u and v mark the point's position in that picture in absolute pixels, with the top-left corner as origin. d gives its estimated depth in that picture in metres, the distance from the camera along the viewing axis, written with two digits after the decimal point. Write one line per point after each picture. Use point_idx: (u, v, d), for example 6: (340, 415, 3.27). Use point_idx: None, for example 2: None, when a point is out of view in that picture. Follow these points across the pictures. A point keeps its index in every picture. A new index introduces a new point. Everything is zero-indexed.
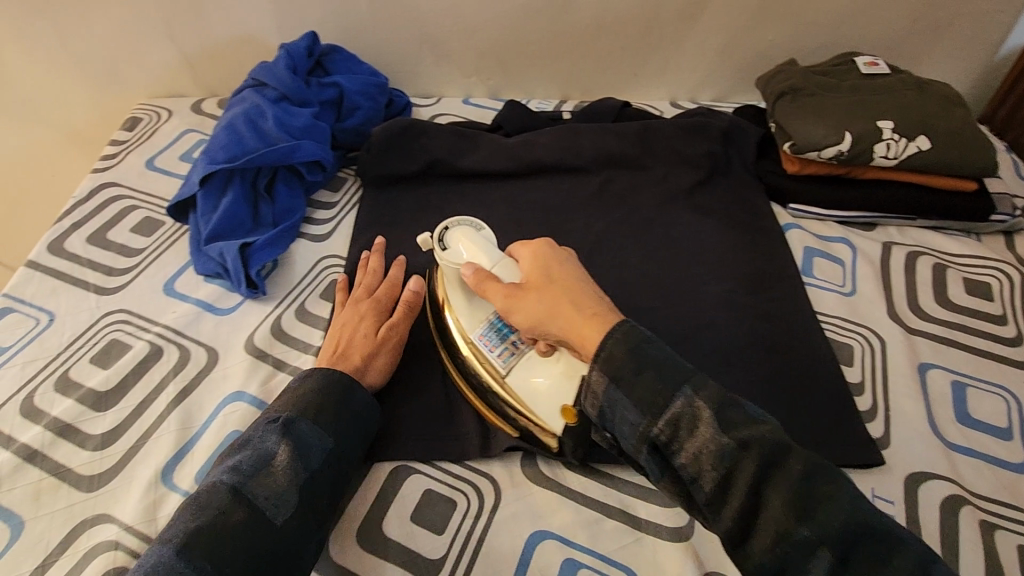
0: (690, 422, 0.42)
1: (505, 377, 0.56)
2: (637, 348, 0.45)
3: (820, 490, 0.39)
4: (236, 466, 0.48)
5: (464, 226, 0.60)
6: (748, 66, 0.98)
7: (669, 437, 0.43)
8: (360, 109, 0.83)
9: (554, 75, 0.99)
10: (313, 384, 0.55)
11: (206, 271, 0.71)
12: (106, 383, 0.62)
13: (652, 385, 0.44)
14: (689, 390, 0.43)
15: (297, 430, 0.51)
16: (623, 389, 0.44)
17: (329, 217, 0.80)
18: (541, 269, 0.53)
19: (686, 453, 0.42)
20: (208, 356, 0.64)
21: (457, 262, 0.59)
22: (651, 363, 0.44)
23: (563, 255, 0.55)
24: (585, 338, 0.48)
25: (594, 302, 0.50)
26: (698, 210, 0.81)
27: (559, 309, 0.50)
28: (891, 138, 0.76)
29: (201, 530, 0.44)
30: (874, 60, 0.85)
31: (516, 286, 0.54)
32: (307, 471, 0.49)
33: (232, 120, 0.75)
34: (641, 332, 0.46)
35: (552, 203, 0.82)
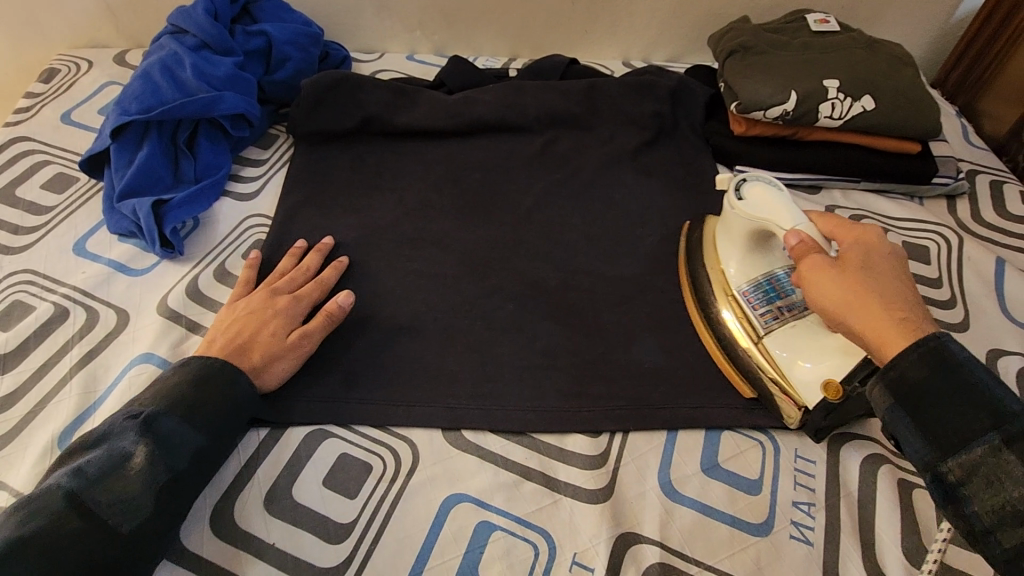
0: (999, 474, 0.39)
1: (761, 338, 0.57)
2: (943, 369, 0.42)
3: None
4: (82, 468, 0.45)
5: (768, 181, 0.58)
6: (702, 24, 0.95)
7: (962, 479, 0.40)
8: (290, 61, 0.78)
9: (502, 31, 0.94)
10: (186, 374, 0.52)
11: (119, 229, 0.67)
12: (4, 347, 0.58)
13: (949, 421, 0.41)
14: (999, 438, 0.39)
15: (161, 428, 0.48)
16: (910, 411, 0.43)
17: (257, 175, 0.76)
18: (872, 256, 0.48)
19: (980, 502, 0.39)
20: (118, 319, 0.61)
21: (749, 215, 0.58)
22: (957, 391, 0.41)
23: (890, 252, 0.49)
24: (891, 338, 0.44)
25: (912, 305, 0.46)
26: (643, 171, 0.79)
27: (864, 300, 0.45)
28: (836, 98, 0.75)
29: (29, 538, 0.41)
30: (825, 18, 0.83)
31: (826, 261, 0.49)
32: (164, 474, 0.47)
33: (148, 69, 0.71)
34: (957, 355, 0.42)
35: (492, 164, 0.79)
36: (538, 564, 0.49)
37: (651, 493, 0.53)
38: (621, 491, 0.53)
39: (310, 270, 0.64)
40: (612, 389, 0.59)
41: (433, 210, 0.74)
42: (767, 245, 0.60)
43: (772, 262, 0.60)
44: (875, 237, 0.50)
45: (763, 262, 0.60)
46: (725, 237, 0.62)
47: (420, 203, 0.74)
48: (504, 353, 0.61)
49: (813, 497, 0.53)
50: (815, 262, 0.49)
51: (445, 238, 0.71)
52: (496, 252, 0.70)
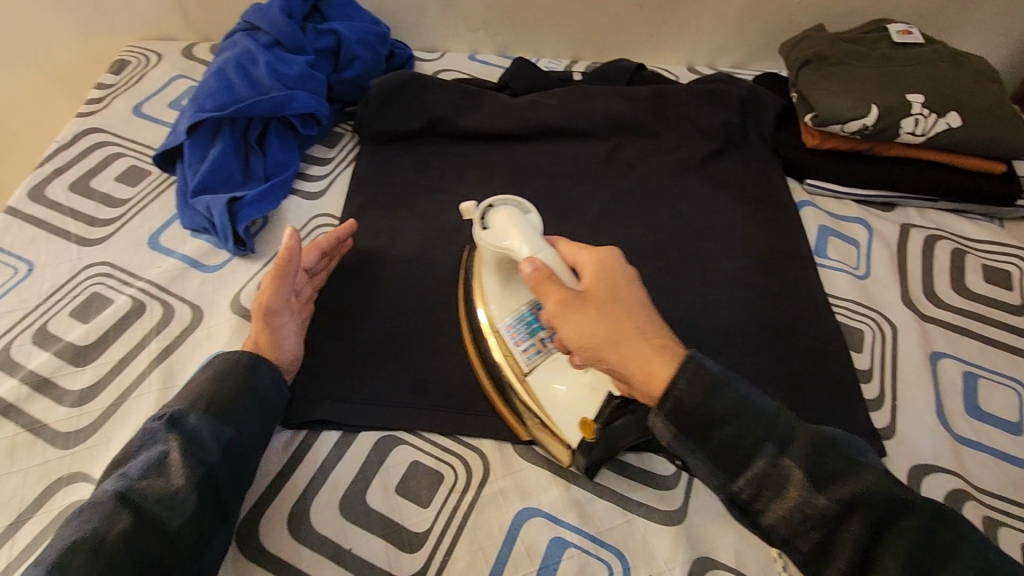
0: (776, 483, 0.40)
1: (526, 375, 0.53)
2: (709, 385, 0.41)
3: (938, 547, 0.37)
4: (124, 473, 0.45)
5: (509, 206, 0.53)
6: (772, 30, 0.92)
7: (750, 495, 0.41)
8: (359, 60, 0.78)
9: (565, 32, 0.93)
10: (209, 369, 0.53)
11: (192, 225, 0.67)
12: (86, 338, 0.59)
13: (731, 440, 0.41)
14: (774, 446, 0.40)
15: (189, 423, 0.48)
16: (693, 437, 0.42)
17: (323, 174, 0.76)
18: (613, 278, 0.47)
19: (776, 513, 0.40)
20: (192, 315, 0.62)
21: (498, 246, 0.52)
22: (730, 408, 0.41)
23: (627, 273, 0.48)
24: (653, 366, 0.43)
25: (663, 329, 0.45)
26: (709, 182, 0.78)
27: (626, 334, 0.44)
28: (919, 113, 0.72)
29: (87, 544, 0.41)
30: (907, 29, 0.80)
31: (574, 292, 0.46)
32: (202, 467, 0.46)
33: (222, 66, 0.71)
34: (713, 369, 0.42)
35: (556, 169, 0.78)
36: None
37: (726, 518, 0.52)
38: (695, 514, 0.52)
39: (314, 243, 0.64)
40: None
41: None
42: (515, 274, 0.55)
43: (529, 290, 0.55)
44: (607, 259, 0.49)
45: (522, 292, 0.55)
46: (482, 272, 0.56)
47: None
48: None
49: None
50: (557, 295, 0.46)
51: None
52: None
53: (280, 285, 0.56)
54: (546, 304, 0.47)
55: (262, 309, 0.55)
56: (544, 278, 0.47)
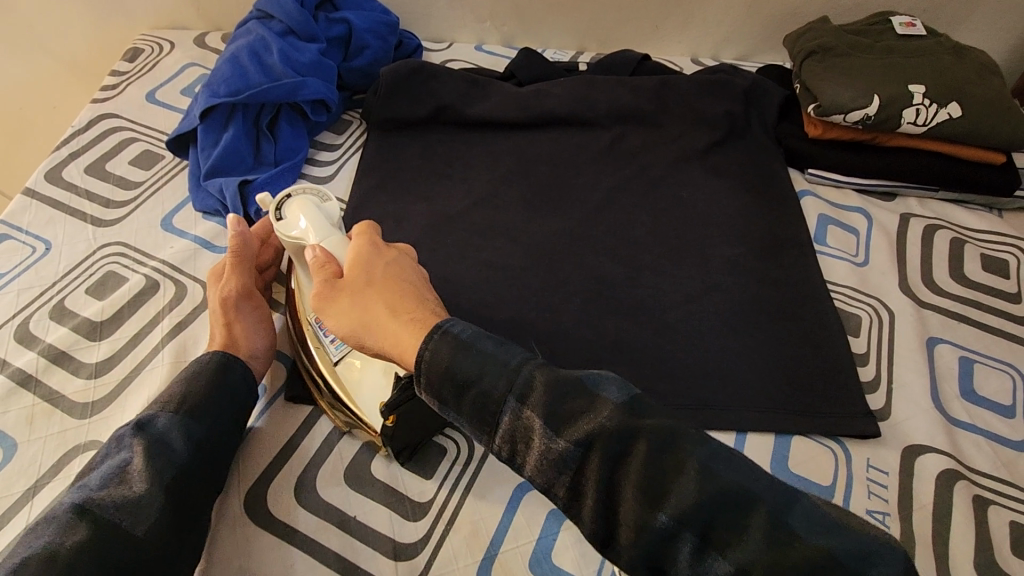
0: (524, 434, 0.38)
1: (336, 365, 0.54)
2: (461, 350, 0.40)
3: (667, 466, 0.35)
4: (86, 483, 0.44)
5: (306, 196, 0.56)
6: (777, 22, 0.93)
7: (509, 450, 0.39)
8: (368, 49, 0.79)
9: (571, 24, 0.94)
10: (182, 375, 0.53)
11: (204, 207, 0.69)
12: (101, 314, 0.61)
13: (481, 401, 0.38)
14: (516, 398, 0.38)
15: (155, 428, 0.48)
16: (454, 403, 0.40)
17: (332, 159, 0.78)
18: (368, 260, 0.47)
19: (530, 465, 0.38)
20: (204, 293, 0.63)
21: (291, 236, 0.54)
22: (487, 367, 0.39)
23: (395, 253, 0.48)
24: (405, 344, 0.42)
25: (416, 304, 0.44)
26: (712, 171, 0.79)
27: (372, 314, 0.44)
28: (921, 104, 0.73)
29: (43, 554, 0.39)
30: (912, 21, 0.80)
31: (336, 280, 0.47)
32: (168, 468, 0.46)
33: (236, 53, 0.73)
34: (461, 335, 0.41)
35: (559, 157, 0.79)
36: None
37: None
38: None
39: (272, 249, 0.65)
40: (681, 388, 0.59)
41: (502, 201, 0.75)
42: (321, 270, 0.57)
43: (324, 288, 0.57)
44: (363, 239, 0.49)
45: None
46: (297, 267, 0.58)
47: (488, 193, 0.75)
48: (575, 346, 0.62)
49: (887, 508, 0.53)
50: (322, 282, 0.47)
51: (511, 231, 0.72)
52: (565, 246, 0.71)
53: (241, 272, 0.59)
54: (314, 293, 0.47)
55: (225, 298, 0.58)
56: (318, 263, 0.48)
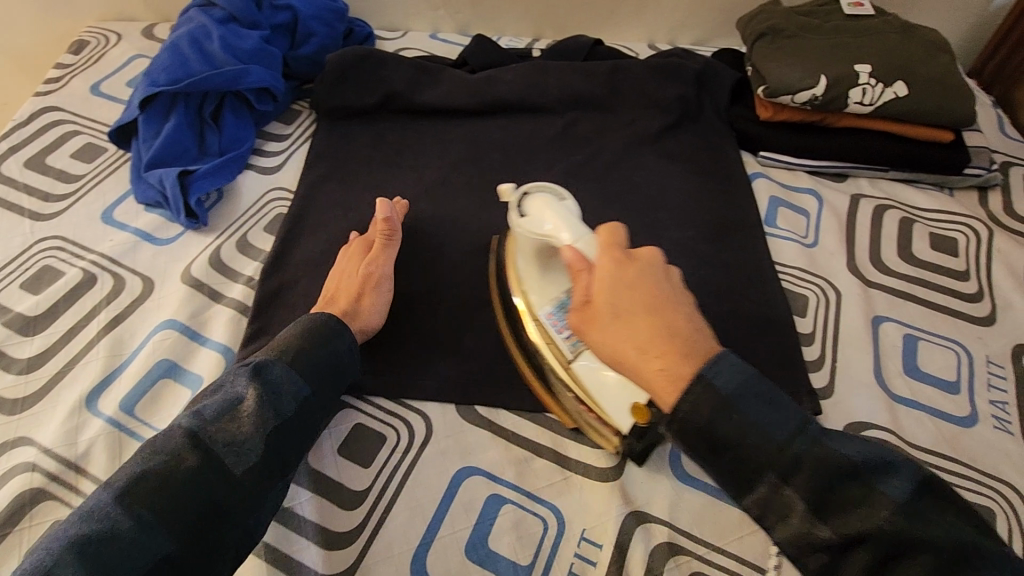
0: (780, 507, 0.38)
1: (571, 364, 0.52)
2: (719, 411, 0.39)
3: None
4: (201, 411, 0.47)
5: (544, 193, 0.55)
6: (731, 6, 0.93)
7: (760, 516, 0.39)
8: (315, 36, 0.78)
9: (527, 10, 0.93)
10: (297, 327, 0.53)
11: (146, 199, 0.68)
12: (35, 309, 0.60)
13: (734, 464, 0.39)
14: (775, 475, 0.38)
15: (270, 375, 0.49)
16: (706, 463, 0.40)
17: (279, 150, 0.76)
18: (615, 282, 0.44)
19: (781, 534, 0.39)
20: (143, 286, 0.62)
21: (537, 233, 0.54)
22: (745, 437, 0.39)
23: (652, 272, 0.45)
24: (661, 392, 0.41)
25: (670, 345, 0.41)
26: (664, 155, 0.79)
27: (625, 354, 0.42)
28: (867, 83, 0.73)
29: (157, 474, 0.43)
30: (860, 1, 0.80)
31: (586, 303, 0.44)
32: (273, 419, 0.48)
33: (177, 41, 0.71)
34: (724, 390, 0.39)
35: (513, 144, 0.78)
36: (547, 538, 0.49)
37: (662, 474, 0.53)
38: (632, 472, 0.53)
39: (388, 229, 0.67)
40: None
41: (453, 188, 0.74)
42: (553, 262, 0.55)
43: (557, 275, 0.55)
44: (609, 248, 0.46)
45: (558, 281, 0.55)
46: (518, 257, 0.57)
47: (439, 180, 0.74)
48: None
49: None
50: (575, 308, 0.45)
51: (461, 217, 0.71)
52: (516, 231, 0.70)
53: (389, 258, 0.61)
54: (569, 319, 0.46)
55: (376, 276, 0.59)
56: (575, 281, 0.46)
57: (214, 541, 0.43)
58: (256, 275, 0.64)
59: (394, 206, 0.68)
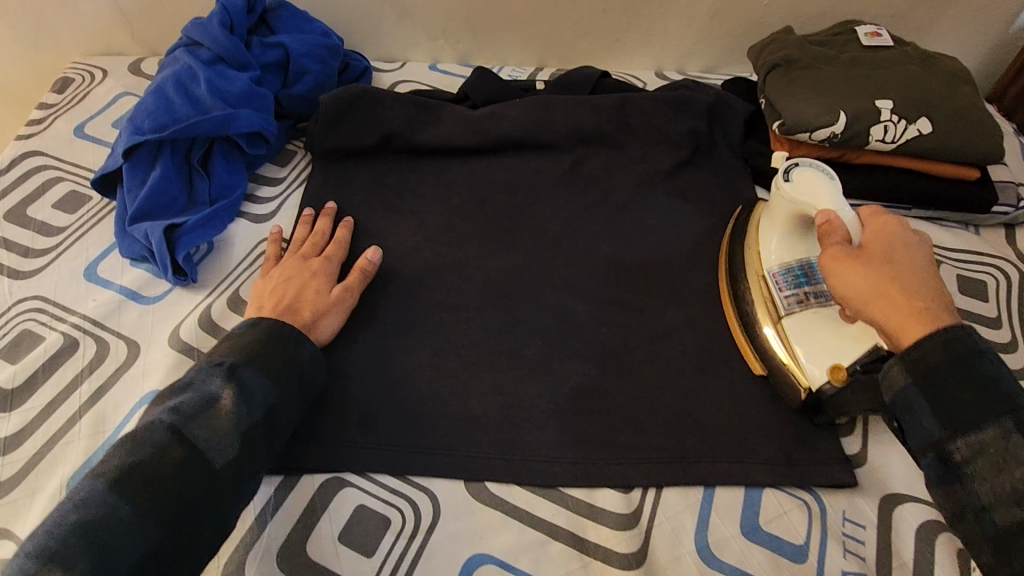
0: (1001, 456, 0.42)
1: (781, 319, 0.58)
2: (963, 360, 0.45)
3: None
4: (177, 407, 0.46)
5: (816, 171, 0.58)
6: (741, 33, 0.89)
7: (965, 457, 0.44)
8: (308, 74, 0.74)
9: (530, 39, 0.90)
10: (260, 329, 0.53)
11: (131, 254, 0.64)
12: (12, 381, 0.56)
13: (963, 403, 0.44)
14: (1011, 422, 0.42)
15: (242, 376, 0.49)
16: (927, 397, 0.45)
17: (273, 195, 0.73)
18: (887, 244, 0.51)
19: (985, 483, 0.43)
20: (128, 351, 0.58)
21: (794, 203, 0.57)
22: (980, 383, 0.44)
23: (907, 245, 0.52)
24: (912, 325, 0.47)
25: (923, 301, 0.48)
26: (677, 194, 0.75)
27: (885, 296, 0.49)
28: (889, 120, 0.69)
29: (139, 467, 0.43)
30: (877, 30, 0.77)
31: (854, 248, 0.52)
32: (248, 417, 0.48)
33: (161, 84, 0.67)
34: (979, 345, 0.45)
35: (518, 184, 0.75)
36: None
37: (688, 558, 0.49)
38: (656, 557, 0.49)
39: (327, 234, 0.67)
40: (644, 438, 0.55)
41: (457, 233, 0.70)
42: (805, 229, 0.59)
43: (811, 247, 0.59)
44: (870, 222, 0.53)
45: (803, 247, 0.59)
46: (766, 220, 0.62)
47: (442, 226, 0.71)
48: (531, 394, 0.58)
49: (864, 567, 0.49)
50: (838, 249, 0.52)
51: (466, 266, 0.67)
52: (525, 281, 0.66)
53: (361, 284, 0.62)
54: (823, 255, 0.53)
55: (347, 300, 0.60)
56: (835, 235, 0.53)
57: (190, 539, 0.43)
58: None
59: (324, 215, 0.69)
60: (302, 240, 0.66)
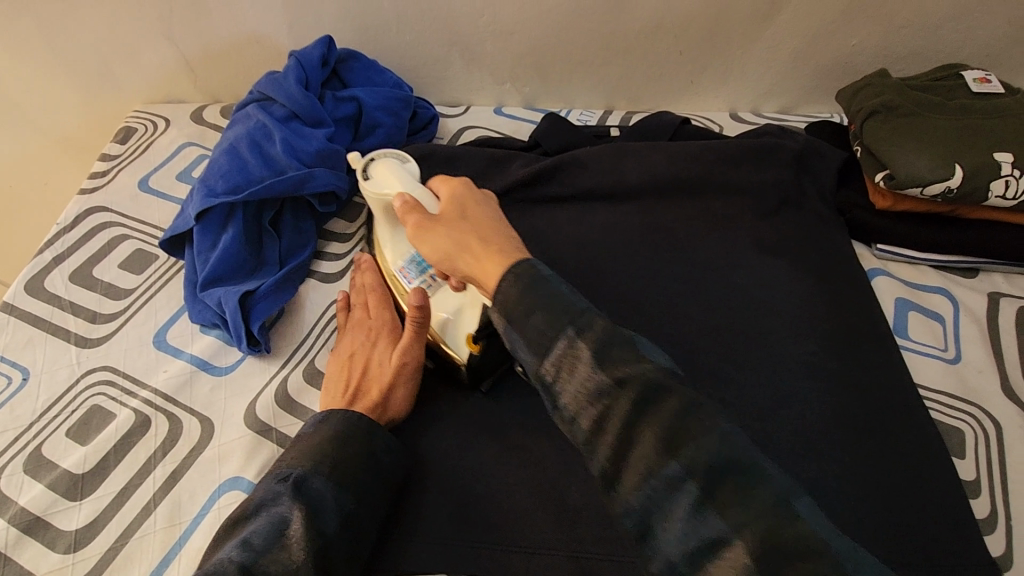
0: (570, 361, 0.40)
1: None
2: (535, 291, 0.42)
3: (694, 423, 0.37)
4: (246, 541, 0.42)
5: (388, 158, 0.60)
6: (824, 74, 0.85)
7: (554, 377, 0.41)
8: (380, 127, 0.72)
9: (599, 82, 0.86)
10: (329, 427, 0.49)
11: (202, 321, 0.61)
12: (82, 465, 0.53)
13: (539, 328, 0.41)
14: (573, 329, 0.40)
15: (313, 489, 0.46)
16: (518, 331, 0.42)
17: (342, 252, 0.69)
18: (462, 203, 0.52)
19: (567, 392, 0.40)
20: (201, 430, 0.55)
21: (377, 195, 0.58)
22: (550, 304, 0.41)
23: (478, 200, 0.52)
24: (489, 266, 0.45)
25: (498, 241, 0.47)
26: (770, 248, 0.70)
27: (466, 244, 0.48)
28: (1011, 175, 0.64)
29: None
30: (985, 76, 0.72)
31: (430, 215, 0.51)
32: (323, 539, 0.44)
33: (235, 143, 0.65)
34: (542, 273, 0.43)
35: (598, 240, 0.71)
36: None
37: None
38: None
39: (373, 288, 0.62)
40: None
41: None
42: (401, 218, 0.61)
43: None
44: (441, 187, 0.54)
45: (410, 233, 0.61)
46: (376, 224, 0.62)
47: None
48: None
49: None
50: (422, 223, 0.51)
51: None
52: None
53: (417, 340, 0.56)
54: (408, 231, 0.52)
55: (406, 365, 0.55)
56: (407, 209, 0.52)
57: None
58: None
59: (364, 266, 0.64)
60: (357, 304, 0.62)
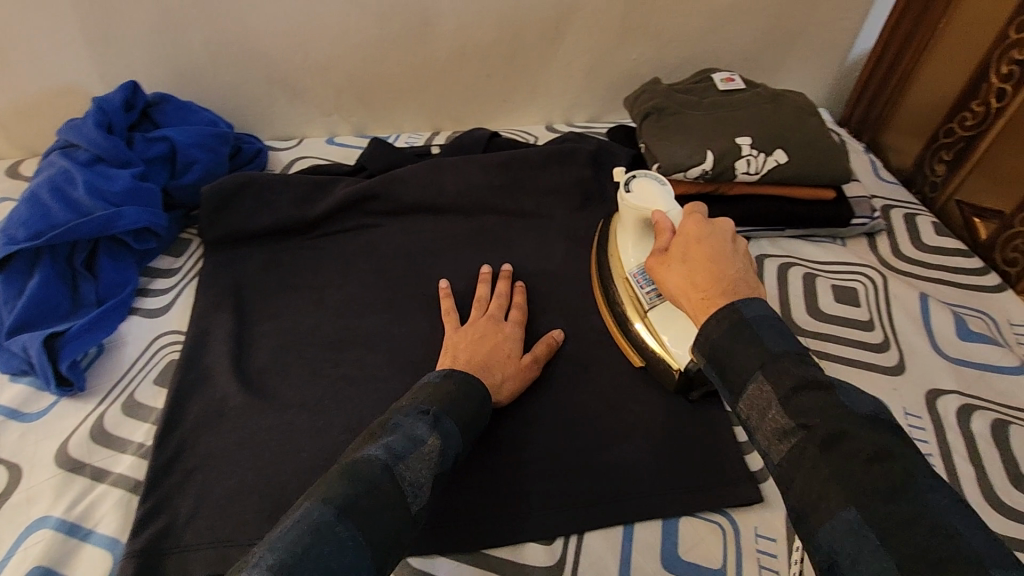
0: (763, 405, 0.40)
1: (648, 311, 0.61)
2: (737, 328, 0.43)
3: (887, 472, 0.33)
4: (390, 444, 0.43)
5: (649, 177, 0.63)
6: (617, 85, 0.97)
7: (748, 416, 0.41)
8: (196, 163, 0.74)
9: (422, 107, 0.94)
10: (455, 382, 0.51)
11: (10, 369, 0.60)
12: None
13: (733, 363, 0.42)
14: (764, 370, 0.41)
15: (444, 426, 0.46)
16: (716, 365, 0.44)
17: (167, 287, 0.71)
18: (688, 238, 0.52)
19: (761, 432, 0.40)
20: (8, 476, 0.54)
21: (634, 207, 0.61)
22: (753, 347, 0.42)
23: (715, 236, 0.51)
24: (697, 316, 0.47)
25: (714, 285, 0.47)
26: (575, 239, 0.79)
27: (685, 289, 0.49)
28: (750, 154, 0.76)
29: (357, 497, 0.38)
30: (730, 76, 0.85)
31: (665, 253, 0.53)
32: (443, 469, 0.45)
33: (36, 191, 0.66)
34: (747, 315, 0.44)
35: (421, 248, 0.76)
36: None
37: None
38: None
39: (504, 294, 0.68)
40: (562, 485, 0.56)
41: (360, 302, 0.70)
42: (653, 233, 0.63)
43: None
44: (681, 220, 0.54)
45: None
46: (621, 230, 0.65)
47: (346, 298, 0.71)
48: None
49: None
50: (653, 253, 0.54)
51: (372, 337, 0.67)
52: (432, 341, 0.66)
53: (542, 350, 0.64)
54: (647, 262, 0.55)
55: (528, 366, 0.62)
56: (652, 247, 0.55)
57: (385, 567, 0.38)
58: (148, 441, 0.57)
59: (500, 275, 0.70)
60: (483, 299, 0.68)
